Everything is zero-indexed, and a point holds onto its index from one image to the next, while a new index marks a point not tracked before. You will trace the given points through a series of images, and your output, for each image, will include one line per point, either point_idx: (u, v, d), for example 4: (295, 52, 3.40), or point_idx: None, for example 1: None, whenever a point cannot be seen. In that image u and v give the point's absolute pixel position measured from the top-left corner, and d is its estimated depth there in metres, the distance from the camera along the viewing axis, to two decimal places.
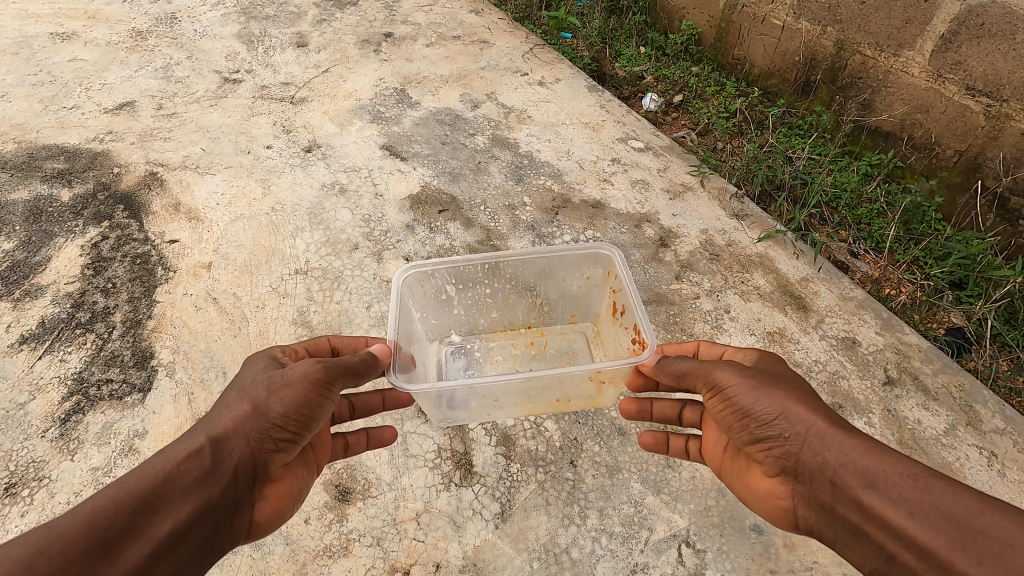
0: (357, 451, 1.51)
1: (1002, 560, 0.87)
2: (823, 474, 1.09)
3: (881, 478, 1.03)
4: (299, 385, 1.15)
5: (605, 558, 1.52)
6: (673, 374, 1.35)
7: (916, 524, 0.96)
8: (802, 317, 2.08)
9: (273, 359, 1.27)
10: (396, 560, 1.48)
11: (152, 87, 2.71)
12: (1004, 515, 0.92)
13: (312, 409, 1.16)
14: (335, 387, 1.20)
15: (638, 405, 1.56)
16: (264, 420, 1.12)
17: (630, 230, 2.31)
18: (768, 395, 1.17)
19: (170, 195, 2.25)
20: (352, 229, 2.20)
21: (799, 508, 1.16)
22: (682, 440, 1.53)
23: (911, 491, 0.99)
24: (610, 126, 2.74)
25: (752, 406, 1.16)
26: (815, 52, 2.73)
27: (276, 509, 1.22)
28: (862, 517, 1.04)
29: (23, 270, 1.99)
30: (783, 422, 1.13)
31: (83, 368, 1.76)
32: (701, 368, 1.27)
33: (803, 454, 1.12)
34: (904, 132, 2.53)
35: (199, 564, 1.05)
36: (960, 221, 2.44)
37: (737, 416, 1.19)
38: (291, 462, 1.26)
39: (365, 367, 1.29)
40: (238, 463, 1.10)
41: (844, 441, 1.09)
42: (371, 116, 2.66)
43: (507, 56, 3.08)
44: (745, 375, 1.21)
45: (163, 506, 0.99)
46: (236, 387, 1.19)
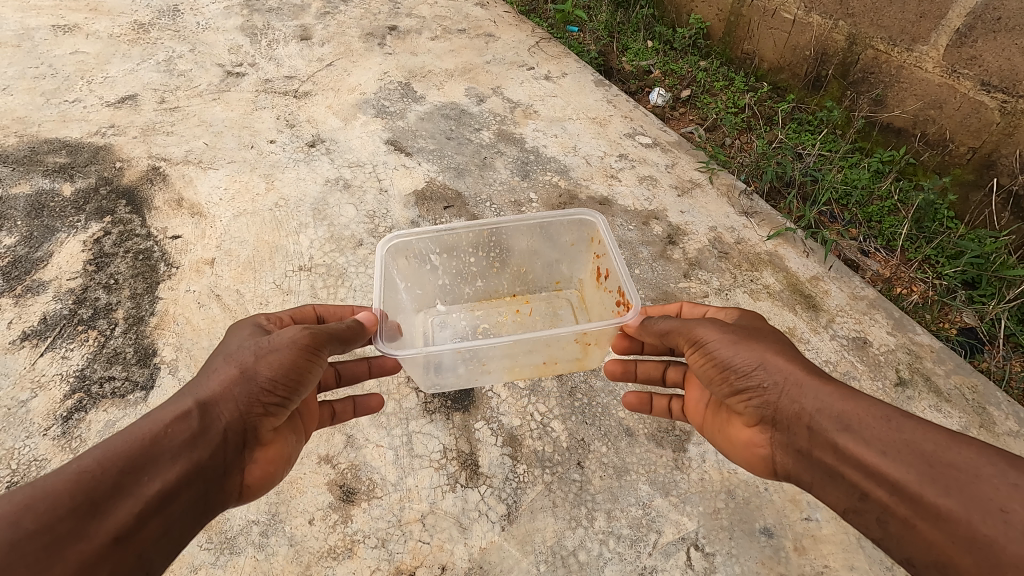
0: (344, 419, 1.53)
1: (967, 489, 0.91)
2: (800, 420, 1.12)
3: (854, 420, 1.06)
4: (288, 350, 1.15)
5: (613, 561, 1.50)
6: (655, 333, 1.37)
7: (888, 461, 0.99)
8: (812, 317, 2.05)
9: (259, 326, 1.27)
10: (402, 562, 1.47)
11: (154, 80, 2.68)
12: (970, 447, 0.96)
13: (301, 373, 1.16)
14: (323, 352, 1.21)
15: (623, 366, 1.61)
16: (253, 384, 1.13)
17: (638, 227, 2.28)
18: (747, 347, 1.21)
19: (172, 190, 2.23)
20: (357, 225, 2.17)
21: (778, 454, 1.19)
22: (665, 400, 1.58)
23: (883, 430, 1.03)
24: (617, 121, 2.71)
25: (731, 358, 1.20)
26: (827, 47, 2.69)
27: (266, 472, 1.22)
28: (836, 458, 1.07)
29: (25, 265, 1.97)
30: (761, 372, 1.17)
31: (85, 365, 1.74)
32: (683, 326, 1.31)
33: (781, 402, 1.15)
34: (917, 128, 2.49)
35: (190, 527, 1.05)
36: (974, 220, 2.40)
37: (716, 369, 1.23)
38: (280, 427, 1.26)
39: (351, 334, 1.30)
40: (229, 425, 1.11)
41: (819, 388, 1.12)
42: (375, 111, 2.63)
43: (513, 50, 3.04)
44: (724, 330, 1.25)
45: (152, 467, 0.99)
46: (224, 353, 1.19)
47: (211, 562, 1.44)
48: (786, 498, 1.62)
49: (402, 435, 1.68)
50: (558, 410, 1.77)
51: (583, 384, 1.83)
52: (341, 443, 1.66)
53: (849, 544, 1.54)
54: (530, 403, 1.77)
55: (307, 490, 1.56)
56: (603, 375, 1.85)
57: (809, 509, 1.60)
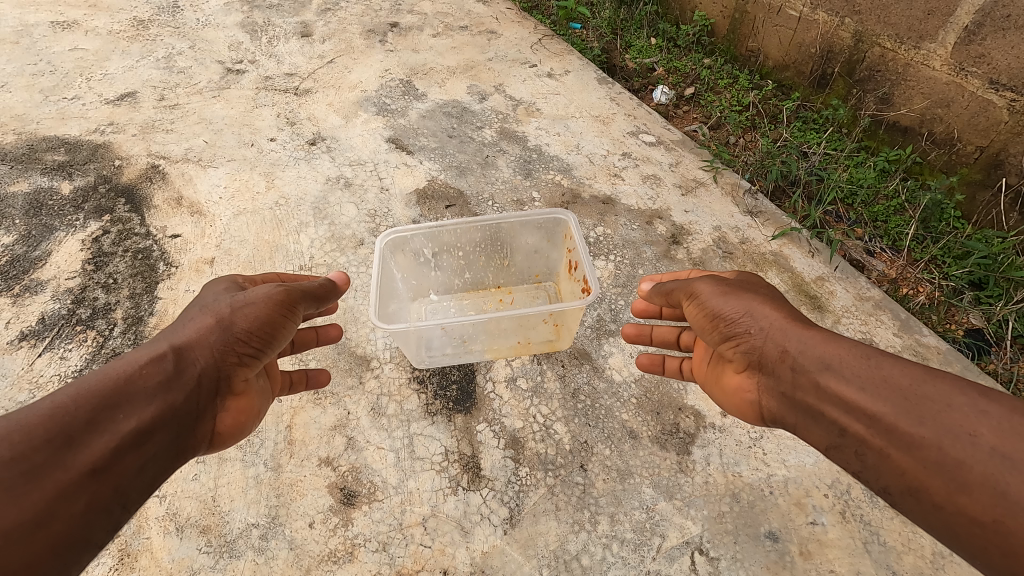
0: (298, 389, 1.60)
1: (941, 419, 0.94)
2: (784, 361, 1.14)
3: (835, 361, 1.08)
4: (264, 304, 1.23)
5: (616, 565, 1.48)
6: (661, 293, 1.44)
7: (865, 396, 1.02)
8: (817, 318, 2.03)
9: (232, 283, 1.34)
10: (403, 566, 1.45)
11: (154, 77, 2.66)
12: (945, 381, 0.98)
13: (275, 327, 1.25)
14: (297, 310, 1.30)
15: (638, 330, 1.67)
16: (229, 333, 1.19)
17: (642, 226, 2.26)
18: (737, 296, 1.24)
19: (172, 189, 2.21)
20: (358, 224, 2.15)
21: (765, 399, 1.21)
22: (677, 362, 1.61)
23: (861, 368, 1.05)
24: (620, 119, 2.68)
25: (721, 307, 1.24)
26: (833, 44, 2.66)
27: (237, 423, 1.27)
28: (817, 396, 1.09)
29: (23, 264, 1.95)
30: (748, 319, 1.20)
31: (83, 366, 1.73)
32: (684, 284, 1.36)
33: (766, 347, 1.17)
34: (924, 127, 2.47)
35: (164, 467, 1.09)
36: (981, 220, 2.38)
37: (708, 318, 1.27)
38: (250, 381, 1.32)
39: (322, 293, 1.41)
40: (204, 371, 1.16)
41: (802, 332, 1.14)
42: (377, 108, 2.61)
43: (515, 46, 3.01)
44: (720, 284, 1.30)
45: (126, 405, 1.03)
46: (199, 305, 1.25)
47: (211, 565, 1.43)
48: (791, 502, 1.60)
49: (403, 437, 1.67)
50: (561, 412, 1.75)
51: (586, 386, 1.81)
52: (341, 445, 1.64)
53: (855, 549, 1.52)
54: (532, 405, 1.75)
55: (307, 493, 1.55)
56: (607, 377, 1.83)
57: (815, 513, 1.58)
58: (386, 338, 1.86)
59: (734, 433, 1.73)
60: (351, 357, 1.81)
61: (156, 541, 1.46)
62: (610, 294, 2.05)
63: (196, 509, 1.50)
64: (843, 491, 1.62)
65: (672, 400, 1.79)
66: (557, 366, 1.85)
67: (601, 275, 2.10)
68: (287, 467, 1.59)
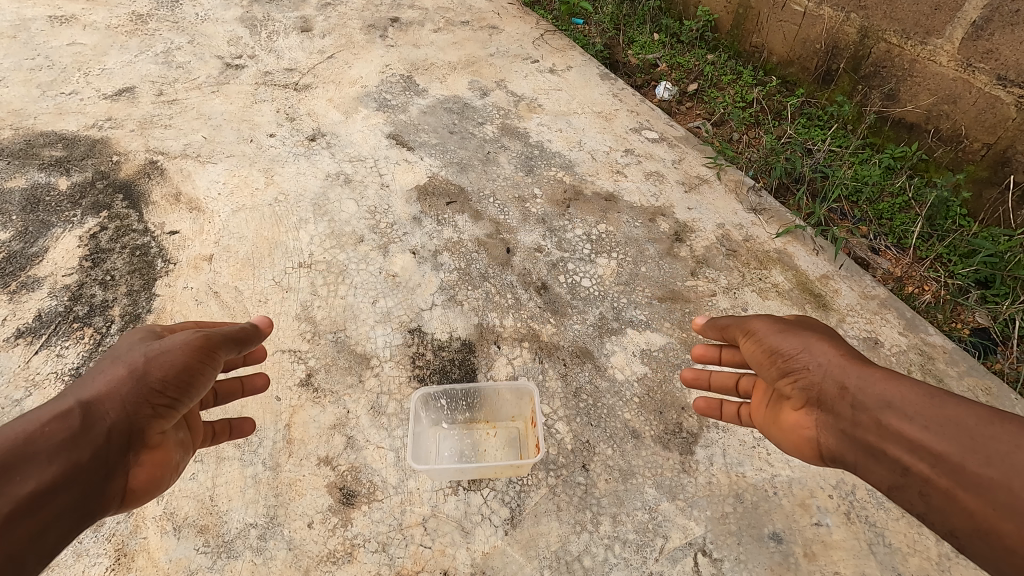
0: (221, 441, 1.44)
1: (1011, 460, 0.88)
2: (843, 397, 1.09)
3: (896, 398, 1.03)
4: (179, 351, 1.17)
5: (619, 567, 1.47)
6: (719, 330, 1.43)
7: (929, 434, 0.96)
8: (821, 316, 2.00)
9: (150, 332, 1.26)
10: (402, 567, 1.44)
11: (153, 72, 2.64)
12: (1013, 424, 0.92)
13: (193, 375, 1.18)
14: (216, 356, 1.24)
15: (696, 373, 1.56)
16: (142, 383, 1.11)
17: (645, 224, 2.24)
18: (795, 335, 1.22)
19: (170, 184, 2.19)
20: (358, 221, 2.13)
21: (823, 435, 1.13)
22: (735, 406, 1.49)
23: (923, 405, 1.00)
24: (623, 116, 2.66)
25: (778, 343, 1.22)
26: (838, 40, 2.63)
27: (155, 478, 1.15)
28: (878, 434, 1.03)
29: (20, 261, 1.93)
30: (807, 355, 1.17)
31: (80, 363, 1.71)
32: (740, 321, 1.35)
33: (825, 383, 1.13)
34: (930, 124, 2.44)
35: (72, 530, 0.98)
36: (988, 218, 2.34)
37: (765, 353, 1.24)
38: (169, 434, 1.21)
39: (245, 337, 1.34)
40: (115, 425, 1.06)
41: (861, 371, 1.10)
42: (377, 104, 2.58)
43: (517, 42, 2.99)
44: (776, 322, 1.28)
45: (25, 466, 0.93)
46: (110, 357, 1.17)
47: (209, 565, 1.41)
48: (796, 503, 1.58)
49: (403, 436, 1.65)
50: (563, 411, 1.73)
51: (588, 385, 1.79)
52: (341, 444, 1.62)
53: (860, 551, 1.51)
54: (533, 404, 1.73)
55: (306, 492, 1.53)
56: (609, 376, 1.81)
57: (819, 514, 1.56)
58: (386, 336, 1.84)
59: (738, 433, 1.71)
60: (350, 355, 1.79)
61: (153, 541, 1.44)
62: (613, 292, 2.03)
63: (194, 509, 1.49)
64: (849, 492, 1.60)
65: (675, 399, 1.77)
66: (558, 365, 1.83)
67: (603, 272, 2.08)
68: (286, 466, 1.57)
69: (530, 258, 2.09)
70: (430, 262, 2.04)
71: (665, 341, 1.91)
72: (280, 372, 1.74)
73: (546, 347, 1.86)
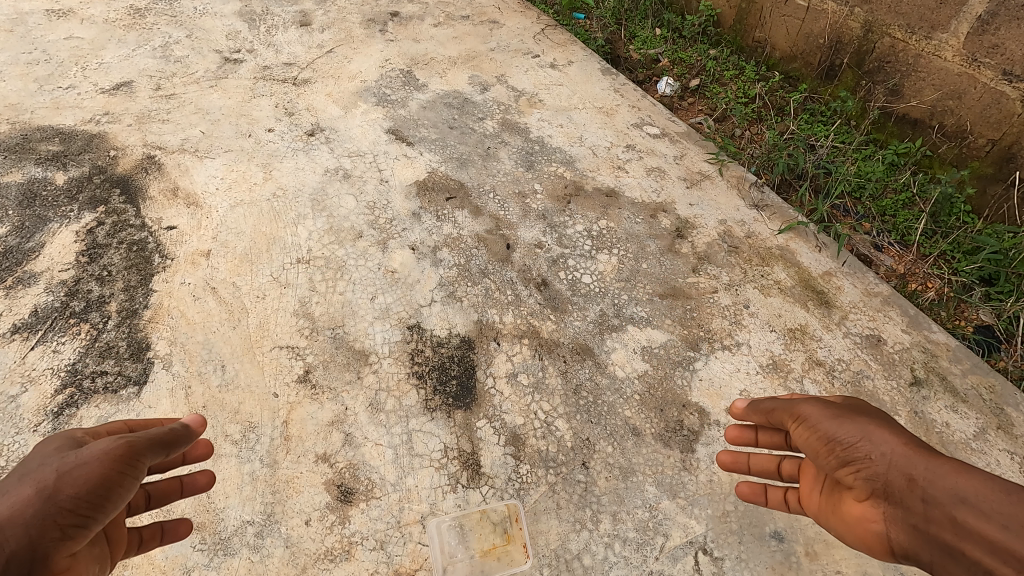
0: (149, 550, 1.25)
1: None
2: (912, 490, 0.95)
3: (971, 493, 0.89)
4: (96, 463, 1.01)
5: (619, 565, 1.45)
6: (764, 412, 1.31)
7: (1012, 536, 0.82)
8: (824, 313, 1.99)
9: (66, 441, 1.11)
10: (400, 565, 1.42)
11: (150, 67, 2.62)
12: None
13: (111, 488, 1.01)
14: (141, 464, 1.08)
15: (734, 456, 1.47)
16: (50, 503, 0.94)
17: (646, 220, 2.22)
18: (850, 420, 1.10)
19: (167, 179, 2.17)
20: (357, 216, 2.11)
21: (892, 531, 0.98)
22: (780, 491, 1.36)
23: (1002, 503, 0.86)
24: (624, 111, 2.63)
25: (832, 429, 1.10)
26: (841, 35, 2.60)
27: None
28: (954, 532, 0.88)
29: (16, 256, 1.92)
30: (865, 442, 1.04)
31: (77, 360, 1.70)
32: (787, 404, 1.24)
33: (888, 474, 0.99)
34: (934, 120, 2.42)
35: None
36: (992, 215, 2.32)
37: (818, 441, 1.12)
38: (82, 556, 1.03)
39: (174, 438, 1.19)
40: (16, 553, 0.88)
41: (929, 461, 0.97)
42: (377, 99, 2.56)
43: (518, 37, 2.96)
44: (827, 406, 1.16)
45: None
46: (16, 476, 1.01)
47: (205, 563, 1.40)
48: None
49: (402, 433, 1.63)
50: (563, 408, 1.71)
51: (588, 382, 1.77)
52: (339, 441, 1.61)
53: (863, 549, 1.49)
54: (532, 401, 1.72)
55: (303, 490, 1.52)
56: (609, 373, 1.80)
57: None
58: (385, 332, 1.83)
59: None
60: (349, 351, 1.78)
61: None
62: (614, 288, 2.01)
63: (190, 506, 1.48)
64: None
65: (676, 396, 1.76)
66: (558, 362, 1.81)
67: (604, 269, 2.06)
68: (283, 463, 1.56)
69: (530, 254, 2.07)
70: (429, 258, 2.02)
71: (666, 339, 1.89)
72: (278, 369, 1.73)
73: (546, 344, 1.85)
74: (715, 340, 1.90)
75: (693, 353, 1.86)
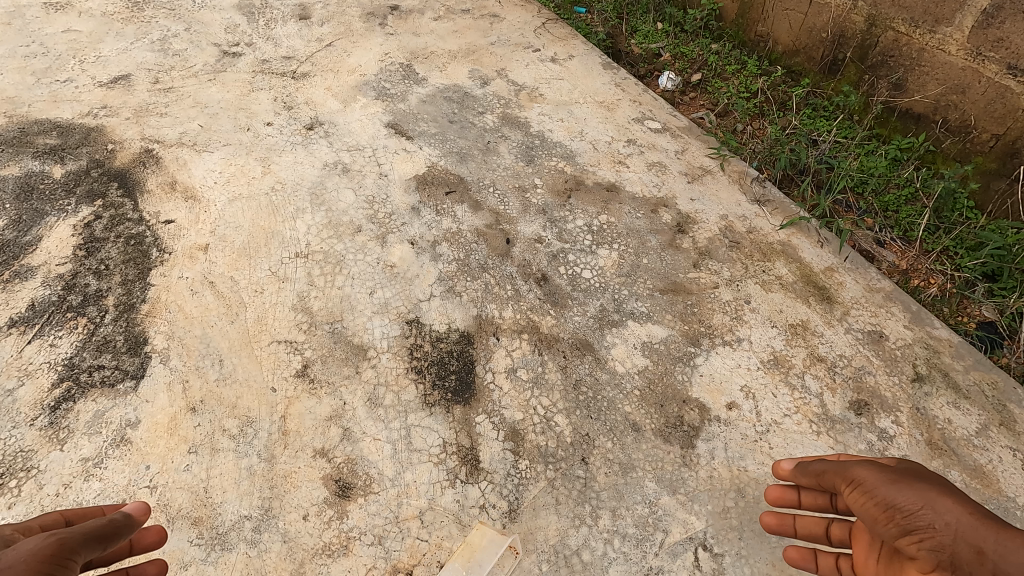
0: None
1: None
2: (983, 564, 0.94)
3: None
4: (24, 564, 0.94)
5: (618, 561, 1.45)
6: (815, 475, 1.29)
7: None
8: (826, 309, 1.97)
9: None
10: (398, 560, 1.42)
11: (148, 60, 2.60)
12: None
13: None
14: (73, 562, 1.01)
15: (779, 518, 1.43)
16: None
17: (647, 215, 2.20)
18: (909, 486, 1.08)
19: (165, 173, 2.16)
20: (355, 211, 2.10)
21: None
22: (831, 558, 1.35)
23: None
24: (626, 105, 2.62)
25: (892, 495, 1.07)
26: (845, 29, 2.58)
27: None
28: None
29: (13, 250, 1.91)
30: (928, 510, 1.02)
31: (73, 354, 1.69)
32: (840, 467, 1.22)
33: (956, 544, 0.97)
34: (937, 115, 2.40)
35: None
36: (995, 211, 2.30)
37: (876, 507, 1.09)
38: None
39: (113, 529, 1.12)
40: None
41: (998, 534, 0.97)
42: (376, 93, 2.55)
43: (518, 31, 2.94)
44: (883, 470, 1.14)
45: None
46: None
47: (202, 558, 1.39)
48: None
49: (401, 428, 1.62)
50: (562, 403, 1.70)
51: (588, 377, 1.76)
52: (337, 435, 1.60)
53: None
54: (532, 396, 1.71)
55: (301, 485, 1.51)
56: (609, 368, 1.79)
57: None
58: (383, 327, 1.82)
59: (740, 427, 1.69)
60: (347, 345, 1.77)
61: None
62: (614, 283, 2.00)
63: (188, 501, 1.47)
64: None
65: (676, 392, 1.75)
66: (558, 357, 1.80)
67: (605, 264, 2.05)
68: (281, 458, 1.55)
69: (530, 249, 2.06)
70: (428, 253, 2.01)
71: (666, 334, 1.88)
72: (276, 363, 1.72)
73: (546, 339, 1.84)
74: (716, 336, 1.89)
75: (694, 348, 1.85)
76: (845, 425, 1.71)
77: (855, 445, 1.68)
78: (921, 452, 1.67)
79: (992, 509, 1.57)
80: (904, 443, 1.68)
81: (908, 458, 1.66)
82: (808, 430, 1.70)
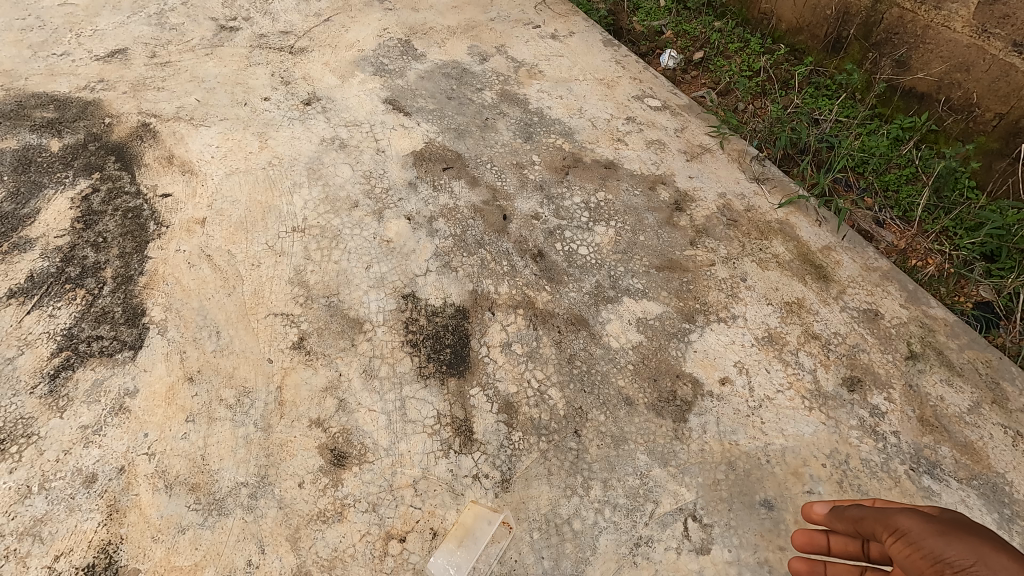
0: None
1: None
2: None
3: None
4: None
5: (608, 530, 1.47)
6: (852, 520, 1.20)
7: None
8: (822, 287, 1.97)
9: None
10: (392, 527, 1.45)
11: (145, 34, 2.58)
12: None
13: None
14: None
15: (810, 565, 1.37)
16: None
17: (645, 192, 2.19)
18: (960, 538, 0.95)
19: (163, 147, 2.16)
20: (352, 185, 2.10)
21: None
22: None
23: None
24: (626, 83, 2.59)
25: (940, 548, 0.95)
26: (849, 5, 2.54)
27: None
28: None
29: (12, 222, 1.91)
30: (983, 567, 0.90)
31: (72, 324, 1.71)
32: (881, 514, 1.10)
33: None
34: (940, 93, 2.37)
35: None
36: (996, 190, 2.27)
37: (922, 562, 0.96)
38: None
39: None
40: None
41: None
42: (374, 68, 2.53)
43: (518, 7, 2.91)
44: (929, 521, 1.02)
45: None
46: None
47: (200, 522, 1.42)
48: (789, 471, 1.59)
49: (396, 400, 1.64)
50: (556, 377, 1.71)
51: (583, 352, 1.77)
52: (333, 406, 1.62)
53: None
54: (526, 369, 1.72)
55: (297, 453, 1.53)
56: (604, 343, 1.80)
57: (812, 482, 1.57)
58: (379, 301, 1.82)
59: (732, 402, 1.70)
60: (344, 319, 1.78)
61: (145, 497, 1.44)
62: (610, 260, 2.00)
63: (185, 467, 1.49)
64: (842, 461, 1.61)
65: (670, 367, 1.76)
66: (553, 332, 1.81)
67: (601, 241, 2.05)
68: (277, 427, 1.57)
69: (527, 225, 2.06)
70: (425, 228, 2.01)
71: (661, 311, 1.89)
72: (273, 336, 1.73)
73: (541, 314, 1.84)
74: (712, 313, 1.89)
75: (688, 325, 1.86)
76: (838, 401, 1.72)
77: (847, 420, 1.69)
78: (912, 428, 1.68)
79: (981, 484, 1.59)
80: (896, 420, 1.69)
81: (899, 433, 1.67)
82: (800, 406, 1.71)
